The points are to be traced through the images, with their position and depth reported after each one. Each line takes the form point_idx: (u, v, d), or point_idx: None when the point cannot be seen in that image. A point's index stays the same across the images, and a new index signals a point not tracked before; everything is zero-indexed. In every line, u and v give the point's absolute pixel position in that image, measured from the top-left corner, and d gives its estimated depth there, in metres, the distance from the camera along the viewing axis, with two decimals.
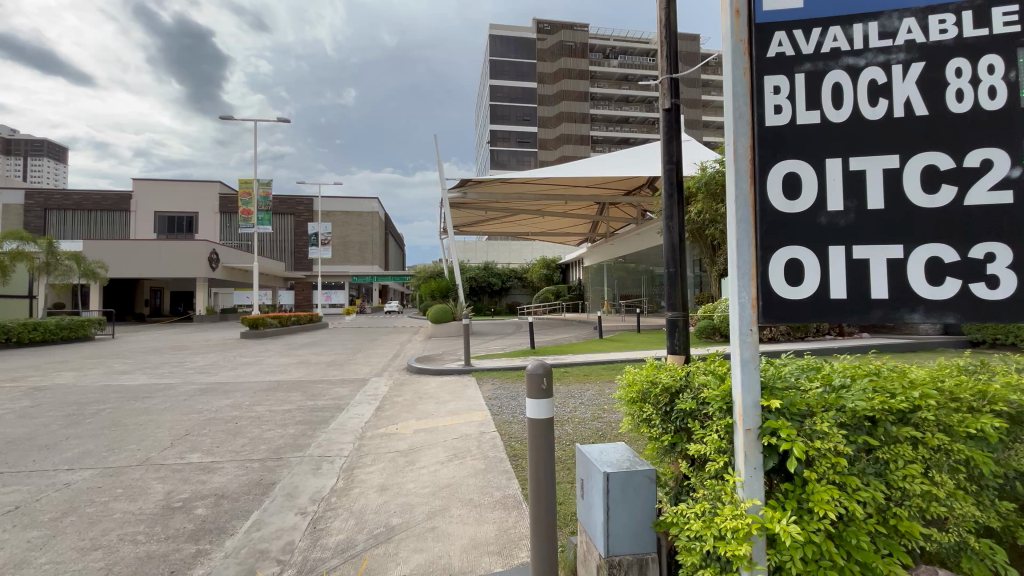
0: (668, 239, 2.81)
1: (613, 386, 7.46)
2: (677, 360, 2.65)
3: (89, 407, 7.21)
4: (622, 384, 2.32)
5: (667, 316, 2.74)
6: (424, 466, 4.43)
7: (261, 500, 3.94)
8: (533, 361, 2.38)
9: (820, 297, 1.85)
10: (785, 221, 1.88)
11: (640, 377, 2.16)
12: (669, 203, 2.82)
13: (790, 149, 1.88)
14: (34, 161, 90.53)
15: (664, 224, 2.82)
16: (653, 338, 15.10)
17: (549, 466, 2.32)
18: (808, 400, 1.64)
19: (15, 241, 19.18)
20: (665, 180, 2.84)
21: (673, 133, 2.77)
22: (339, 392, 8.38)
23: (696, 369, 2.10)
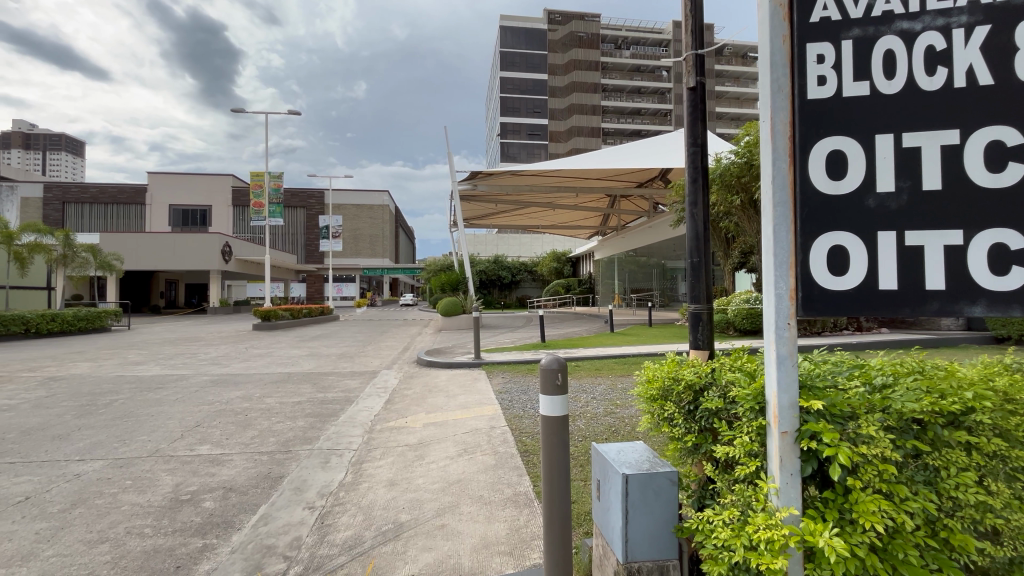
0: (692, 228, 2.67)
1: (627, 380, 7.36)
2: (701, 355, 2.51)
3: (102, 398, 7.27)
4: (640, 380, 2.20)
5: (690, 309, 2.61)
6: (433, 461, 4.36)
7: (269, 494, 3.89)
8: (547, 355, 2.26)
9: (865, 287, 1.71)
10: (827, 205, 1.75)
11: (660, 373, 2.04)
12: (693, 187, 2.68)
13: (833, 125, 1.75)
14: (54, 156, 92.53)
15: (688, 211, 2.68)
16: (665, 332, 14.94)
17: (563, 465, 2.22)
18: (851, 400, 1.51)
19: (33, 234, 19.48)
20: (689, 164, 2.70)
21: (699, 114, 2.63)
22: (348, 384, 8.36)
23: (722, 366, 1.97)
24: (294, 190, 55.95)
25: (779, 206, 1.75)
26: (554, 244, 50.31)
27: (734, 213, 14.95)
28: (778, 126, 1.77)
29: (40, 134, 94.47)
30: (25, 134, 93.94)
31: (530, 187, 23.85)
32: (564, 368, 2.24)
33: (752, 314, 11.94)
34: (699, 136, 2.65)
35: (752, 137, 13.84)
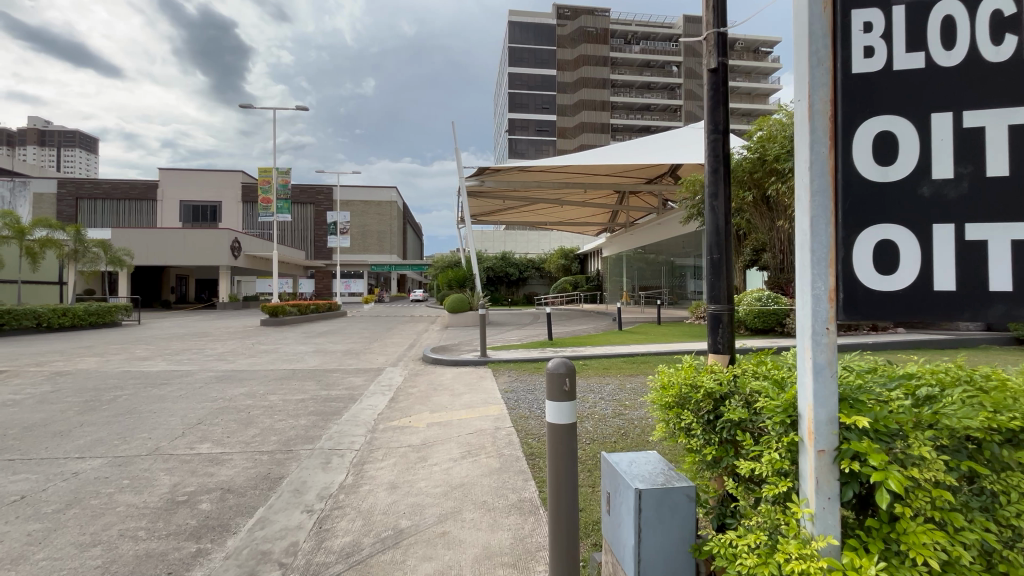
0: (711, 221, 2.51)
1: (636, 381, 7.20)
2: (721, 360, 2.36)
3: (106, 393, 7.23)
4: (655, 386, 2.06)
5: (710, 310, 2.45)
6: (436, 463, 4.23)
7: (267, 495, 3.79)
8: (556, 358, 2.11)
9: (914, 286, 1.57)
10: (871, 194, 1.60)
11: (676, 379, 1.90)
12: (713, 178, 2.52)
13: (881, 104, 1.60)
14: (68, 153, 93.71)
15: (707, 203, 2.53)
16: (673, 330, 14.74)
17: (572, 474, 2.07)
18: (898, 416, 1.35)
19: (43, 229, 19.64)
20: (709, 151, 2.53)
21: (721, 99, 2.46)
22: (352, 382, 8.27)
23: (745, 372, 1.82)
24: (303, 186, 56.10)
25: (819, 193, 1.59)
26: (562, 241, 50.04)
27: (745, 210, 14.79)
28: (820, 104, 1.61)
29: (54, 131, 96.05)
30: (39, 131, 95.02)
31: (538, 183, 23.63)
32: (573, 373, 2.10)
33: (763, 313, 11.74)
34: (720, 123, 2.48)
35: (764, 132, 13.53)
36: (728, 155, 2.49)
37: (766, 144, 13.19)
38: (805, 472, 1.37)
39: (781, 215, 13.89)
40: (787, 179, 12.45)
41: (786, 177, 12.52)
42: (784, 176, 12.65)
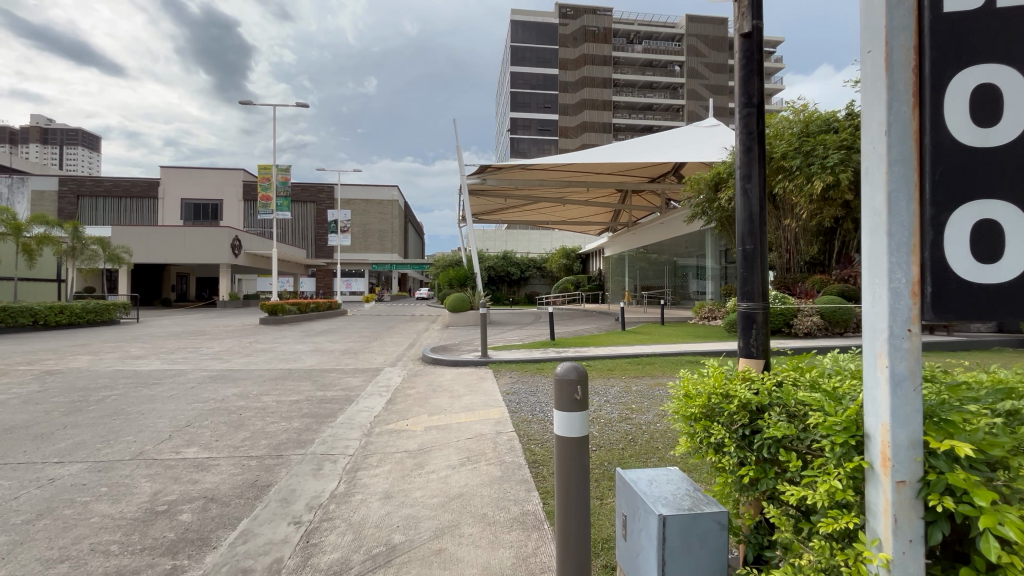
0: (744, 208, 2.29)
1: (643, 383, 6.97)
2: (755, 365, 2.14)
3: (95, 394, 7.01)
4: (676, 397, 1.83)
5: (742, 309, 2.22)
6: (433, 471, 3.99)
7: (253, 505, 3.56)
8: (567, 363, 1.88)
9: (1017, 282, 1.35)
10: (971, 158, 1.38)
11: (704, 389, 1.68)
12: (746, 159, 2.29)
13: (976, 51, 1.38)
14: (71, 151, 93.68)
15: (739, 186, 2.30)
16: (677, 330, 14.52)
17: (583, 489, 1.83)
18: (1000, 443, 1.17)
19: (40, 226, 19.47)
20: (742, 128, 2.30)
21: (757, 68, 2.25)
22: (350, 382, 8.03)
23: (786, 381, 1.60)
24: (304, 184, 55.93)
25: (899, 160, 1.40)
26: (563, 240, 49.78)
27: None
28: (902, 52, 1.42)
29: (56, 129, 96.28)
30: (42, 129, 94.79)
31: (540, 182, 23.37)
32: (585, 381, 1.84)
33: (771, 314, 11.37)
34: (753, 94, 2.27)
35: (771, 130, 13.26)
36: (763, 131, 2.27)
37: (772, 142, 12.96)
38: (878, 506, 1.19)
39: (787, 214, 13.65)
40: (792, 177, 12.21)
41: (792, 175, 12.29)
42: (790, 175, 12.42)
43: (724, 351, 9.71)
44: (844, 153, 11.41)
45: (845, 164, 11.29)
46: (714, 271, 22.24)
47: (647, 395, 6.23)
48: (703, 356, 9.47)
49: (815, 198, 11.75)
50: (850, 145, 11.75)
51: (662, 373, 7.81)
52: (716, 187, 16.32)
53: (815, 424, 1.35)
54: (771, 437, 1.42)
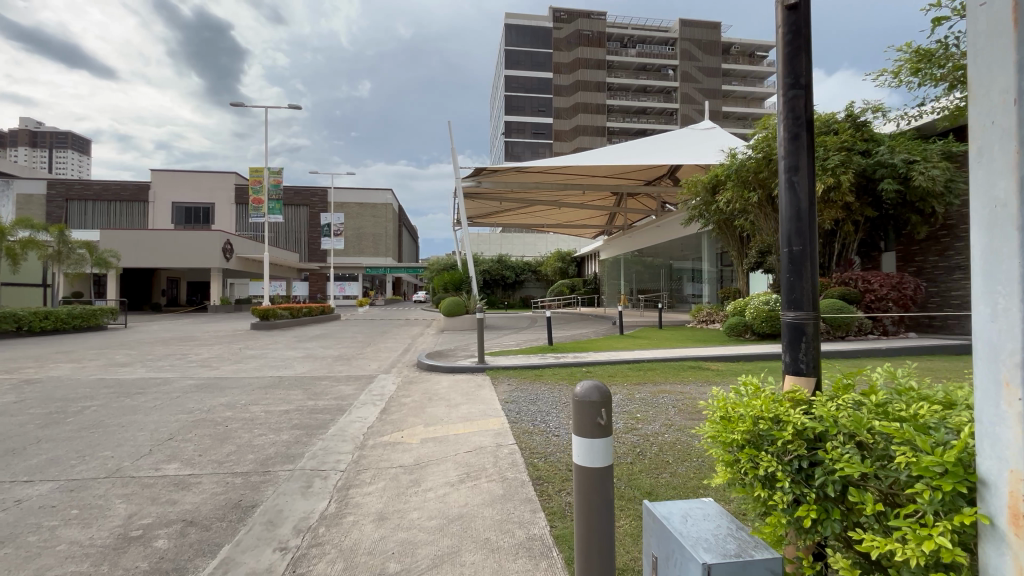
0: (790, 204, 2.10)
1: (645, 391, 6.76)
2: (803, 383, 2.00)
3: (74, 405, 6.67)
4: (711, 424, 1.72)
5: (789, 320, 2.05)
6: (431, 489, 3.75)
7: (236, 529, 3.29)
8: (586, 381, 1.71)
9: None
10: None
11: (746, 412, 1.60)
12: (791, 147, 2.11)
13: None
14: (60, 155, 92.54)
15: (785, 178, 2.12)
16: (676, 334, 14.35)
17: (607, 519, 1.64)
18: None
19: (24, 230, 18.97)
20: (787, 112, 2.11)
21: (805, 43, 2.07)
22: (342, 391, 7.74)
23: (838, 407, 1.53)
24: (297, 188, 55.51)
25: None
26: (558, 244, 49.66)
27: (749, 211, 14.53)
28: None
29: (44, 133, 95.18)
30: (31, 132, 93.71)
31: (536, 185, 23.19)
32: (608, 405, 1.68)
33: (771, 317, 11.45)
34: (801, 74, 2.08)
35: (769, 131, 13.17)
36: (811, 116, 2.08)
37: (771, 143, 12.86)
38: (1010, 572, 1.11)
39: None
40: None
41: None
42: None
43: (725, 355, 9.52)
44: (845, 154, 11.31)
45: (846, 165, 11.19)
46: (711, 274, 22.20)
47: (650, 404, 6.02)
48: (705, 360, 9.27)
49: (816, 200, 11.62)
50: (850, 146, 11.65)
51: (665, 379, 7.59)
52: (714, 190, 16.16)
53: (904, 462, 1.28)
54: (842, 471, 1.34)
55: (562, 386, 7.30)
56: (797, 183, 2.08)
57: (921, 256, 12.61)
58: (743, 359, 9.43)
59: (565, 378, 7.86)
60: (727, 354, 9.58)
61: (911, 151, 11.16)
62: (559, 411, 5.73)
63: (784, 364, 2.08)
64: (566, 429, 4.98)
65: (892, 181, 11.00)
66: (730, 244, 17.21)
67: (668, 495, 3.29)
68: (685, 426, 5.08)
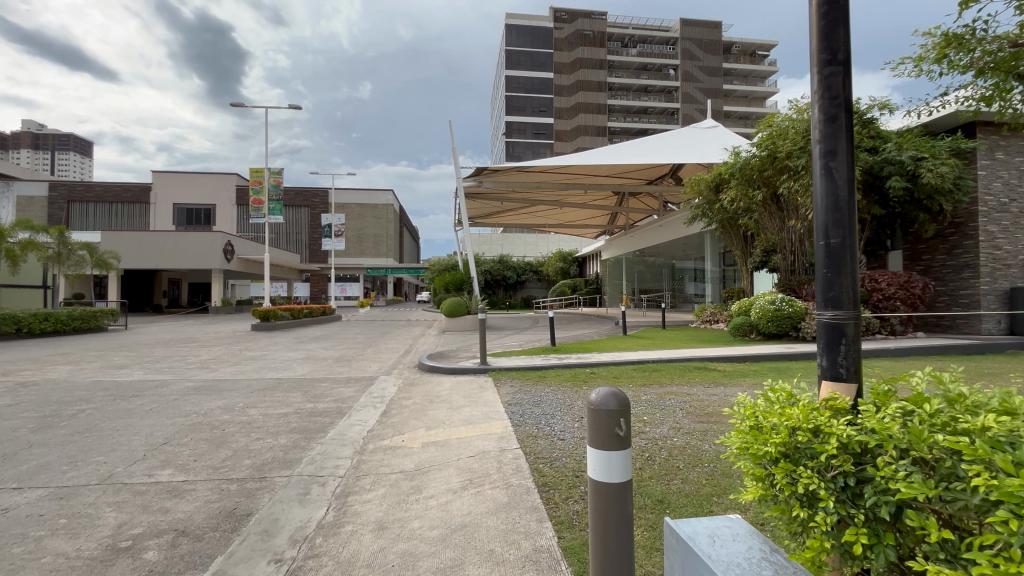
0: (827, 193, 1.98)
1: (652, 392, 6.62)
2: (843, 388, 1.90)
3: (69, 408, 6.55)
4: (741, 435, 1.68)
5: (826, 321, 1.96)
6: (433, 497, 3.61)
7: (229, 539, 3.15)
8: (606, 388, 1.69)
9: None
10: None
11: (773, 420, 1.59)
12: (828, 130, 2.00)
13: None
14: (63, 157, 92.60)
15: (822, 165, 2.00)
16: (680, 334, 14.19)
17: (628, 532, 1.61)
18: None
19: (23, 231, 18.90)
20: (824, 92, 2.00)
21: (845, 15, 1.95)
22: (342, 393, 7.60)
23: (881, 416, 1.46)
24: (298, 189, 55.47)
25: None
26: (560, 244, 49.51)
27: (753, 209, 14.38)
28: None
29: (47, 135, 95.58)
30: (33, 135, 94.07)
31: (537, 185, 23.06)
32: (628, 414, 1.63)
33: (777, 317, 11.30)
34: (839, 49, 1.99)
35: (772, 129, 13.01)
36: (849, 95, 1.97)
37: (776, 140, 12.73)
38: None
39: (792, 215, 13.45)
40: (799, 177, 11.94)
41: (798, 175, 12.07)
42: (796, 174, 12.22)
43: (731, 355, 9.36)
44: None
45: None
46: (713, 274, 22.10)
47: (657, 406, 5.88)
48: (710, 361, 9.12)
49: None
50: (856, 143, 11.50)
51: (671, 380, 7.45)
52: (717, 188, 16.03)
53: (982, 485, 1.14)
54: (899, 491, 1.26)
55: (565, 388, 7.16)
56: (835, 168, 1.97)
57: (928, 255, 12.47)
58: (749, 360, 9.25)
59: (568, 380, 7.73)
60: (733, 355, 9.41)
61: (918, 148, 10.98)
62: (563, 414, 5.60)
63: (820, 369, 1.97)
64: (571, 432, 4.84)
65: (900, 179, 10.82)
66: (733, 244, 17.07)
67: (680, 503, 3.15)
68: (692, 429, 4.94)
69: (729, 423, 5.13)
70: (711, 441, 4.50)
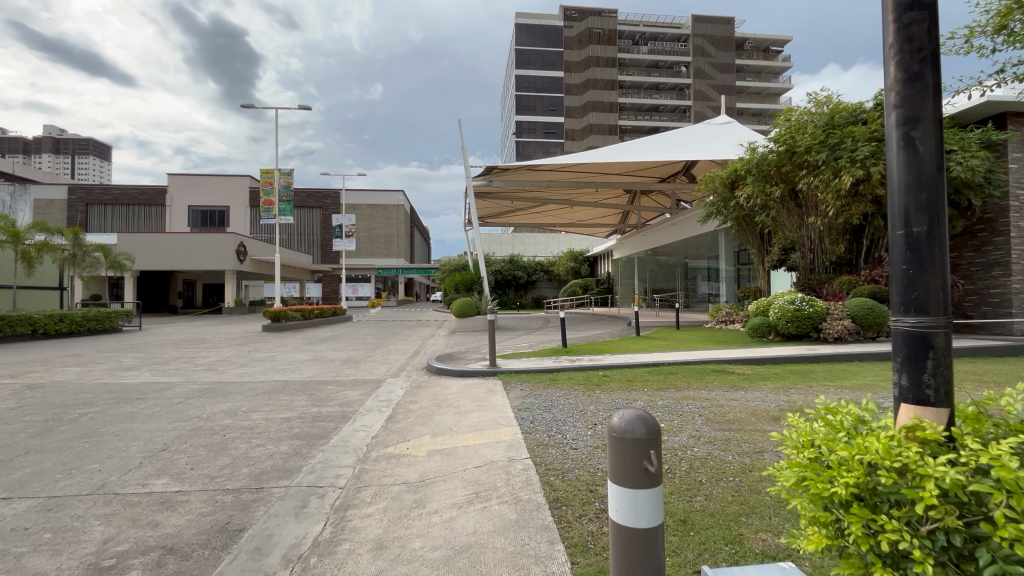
0: (909, 166, 1.75)
1: (668, 397, 6.31)
2: (929, 414, 1.67)
3: (71, 412, 6.44)
4: (797, 472, 1.61)
5: (909, 330, 1.72)
6: (436, 512, 3.37)
7: (218, 559, 2.94)
8: (640, 415, 1.82)
9: None
10: None
11: (841, 457, 1.51)
12: (909, 91, 1.76)
13: None
14: (83, 161, 94.38)
15: (901, 133, 1.76)
16: (695, 335, 13.80)
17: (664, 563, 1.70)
18: None
19: (39, 234, 19.16)
20: (905, 46, 1.76)
21: None
22: (347, 396, 7.41)
23: (968, 460, 1.40)
24: (310, 190, 55.79)
25: None
26: (571, 244, 49.10)
27: (770, 206, 13.92)
28: None
29: (67, 140, 97.57)
30: (54, 140, 96.19)
31: (548, 183, 22.76)
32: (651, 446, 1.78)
33: (797, 317, 10.89)
34: None
35: (792, 122, 12.56)
36: (929, 50, 1.74)
37: (794, 134, 12.30)
38: None
39: (812, 211, 13.00)
40: (820, 172, 11.49)
41: (818, 170, 11.63)
42: (816, 169, 11.78)
43: (750, 358, 9.00)
44: (875, 145, 10.72)
45: (877, 157, 10.61)
46: (728, 273, 21.64)
47: (674, 412, 5.58)
48: (728, 364, 8.77)
49: (844, 194, 11.01)
50: (880, 137, 11.04)
51: (688, 384, 7.14)
52: (732, 185, 15.61)
53: None
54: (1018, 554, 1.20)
55: (578, 392, 6.88)
56: (918, 137, 1.74)
57: (955, 253, 11.99)
58: (769, 362, 8.88)
59: (580, 383, 7.44)
60: (752, 357, 9.05)
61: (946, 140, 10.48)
62: (576, 421, 5.32)
63: (899, 389, 1.74)
64: (585, 441, 4.57)
65: None
66: (750, 242, 16.62)
67: (706, 524, 2.87)
68: (714, 438, 4.64)
69: (752, 432, 4.82)
70: (735, 452, 4.20)
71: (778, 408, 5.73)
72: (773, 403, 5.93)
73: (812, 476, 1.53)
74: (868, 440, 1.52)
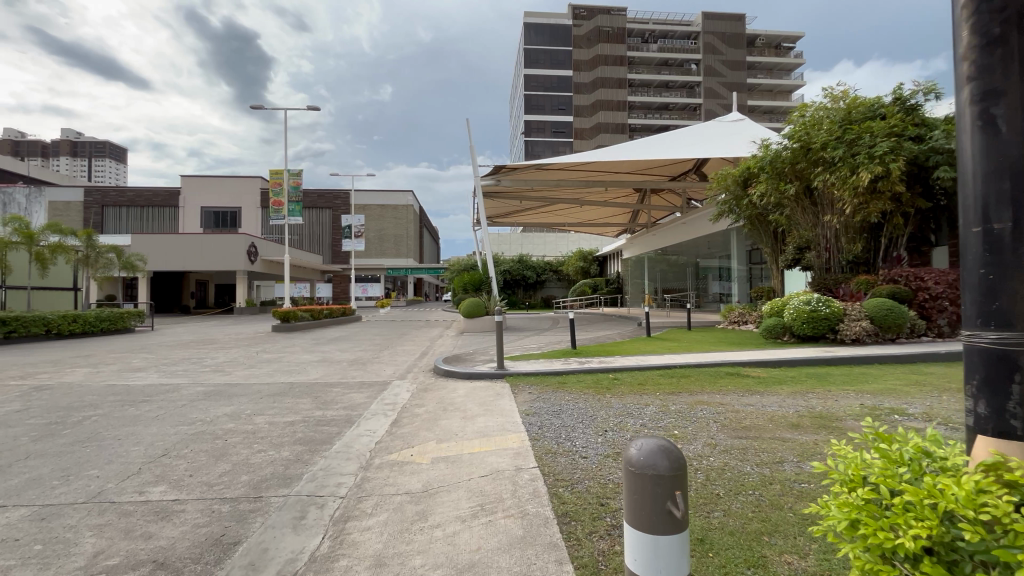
0: (988, 150, 1.71)
1: (681, 402, 6.09)
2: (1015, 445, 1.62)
3: (76, 414, 6.39)
4: (857, 525, 1.52)
5: (992, 347, 1.67)
6: (439, 526, 3.21)
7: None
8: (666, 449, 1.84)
9: None
10: None
11: (915, 514, 1.42)
12: (987, 66, 1.71)
13: None
14: (100, 164, 95.95)
15: (979, 114, 1.72)
16: (707, 336, 13.52)
17: None
18: None
19: (53, 235, 19.37)
20: (985, 18, 1.70)
21: None
22: (352, 399, 7.29)
23: None
24: (320, 191, 56.08)
25: None
26: (580, 243, 48.79)
27: (784, 204, 13.59)
28: None
29: (84, 143, 99.38)
30: (71, 144, 97.96)
31: (557, 183, 22.55)
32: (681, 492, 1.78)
33: (813, 319, 10.57)
34: None
35: (807, 117, 12.22)
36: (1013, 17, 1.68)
37: (810, 130, 11.97)
38: None
39: (828, 209, 12.66)
40: (835, 169, 11.16)
41: (834, 167, 11.29)
42: (832, 166, 11.44)
43: (765, 360, 8.75)
44: (894, 140, 10.39)
45: (896, 152, 10.27)
46: (741, 273, 21.27)
47: (688, 418, 5.37)
48: (743, 367, 8.51)
49: (861, 191, 10.68)
50: (899, 132, 10.69)
51: (702, 388, 6.91)
52: (745, 183, 15.29)
53: None
54: None
55: (587, 396, 6.68)
56: (1000, 114, 1.68)
57: None
58: (785, 364, 8.62)
59: (590, 386, 7.24)
60: (767, 359, 8.80)
61: None
62: (586, 428, 5.13)
63: (979, 417, 1.72)
64: (595, 449, 4.39)
65: (948, 169, 9.96)
66: (763, 241, 16.26)
67: (726, 544, 2.68)
68: (731, 446, 4.44)
69: (771, 440, 4.59)
70: (753, 462, 3.98)
71: (797, 414, 5.49)
72: (792, 409, 5.68)
73: (880, 523, 1.46)
74: (942, 484, 1.46)
